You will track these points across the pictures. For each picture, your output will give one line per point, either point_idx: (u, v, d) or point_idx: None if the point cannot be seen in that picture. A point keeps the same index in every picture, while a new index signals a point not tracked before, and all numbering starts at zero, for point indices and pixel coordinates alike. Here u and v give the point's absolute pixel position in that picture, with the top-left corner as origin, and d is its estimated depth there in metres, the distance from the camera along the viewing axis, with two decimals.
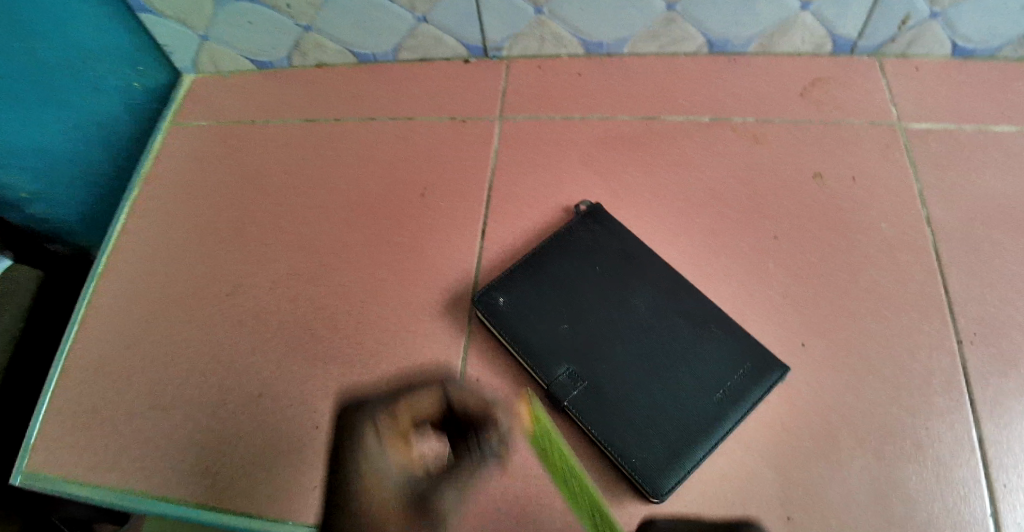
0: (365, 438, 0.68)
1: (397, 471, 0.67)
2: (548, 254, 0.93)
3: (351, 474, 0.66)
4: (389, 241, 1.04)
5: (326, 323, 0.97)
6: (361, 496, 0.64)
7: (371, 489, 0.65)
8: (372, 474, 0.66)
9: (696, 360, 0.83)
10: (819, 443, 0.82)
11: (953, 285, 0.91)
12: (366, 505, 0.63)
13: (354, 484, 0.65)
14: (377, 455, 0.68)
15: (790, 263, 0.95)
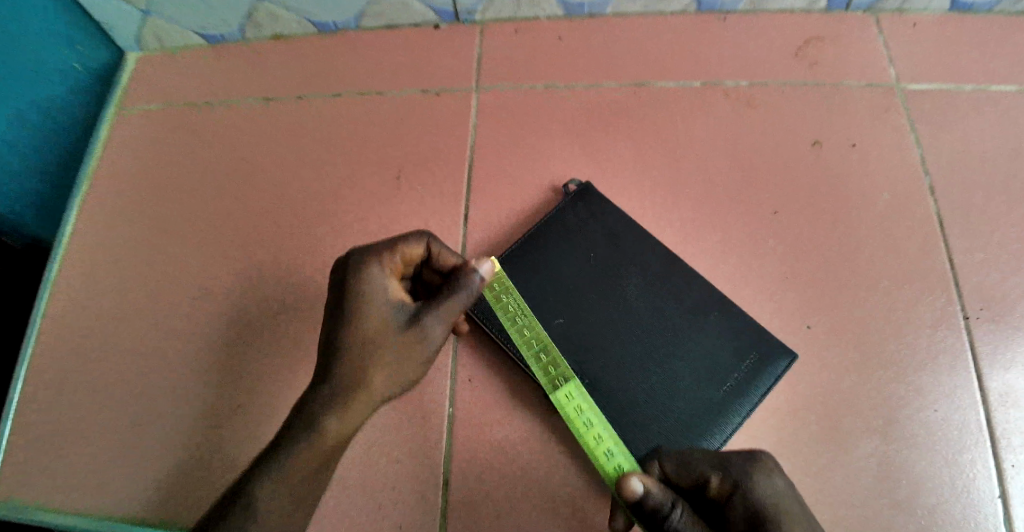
0: (367, 263, 0.75)
1: (390, 303, 0.74)
2: (539, 243, 0.88)
3: (348, 308, 0.73)
4: (364, 232, 0.97)
5: (305, 326, 0.91)
6: (355, 330, 0.72)
7: (364, 318, 0.72)
8: (367, 304, 0.73)
9: (698, 352, 0.80)
10: (826, 428, 0.80)
11: (955, 258, 0.88)
12: (361, 337, 0.71)
13: (352, 304, 0.73)
14: (377, 278, 0.75)
15: (789, 237, 0.91)
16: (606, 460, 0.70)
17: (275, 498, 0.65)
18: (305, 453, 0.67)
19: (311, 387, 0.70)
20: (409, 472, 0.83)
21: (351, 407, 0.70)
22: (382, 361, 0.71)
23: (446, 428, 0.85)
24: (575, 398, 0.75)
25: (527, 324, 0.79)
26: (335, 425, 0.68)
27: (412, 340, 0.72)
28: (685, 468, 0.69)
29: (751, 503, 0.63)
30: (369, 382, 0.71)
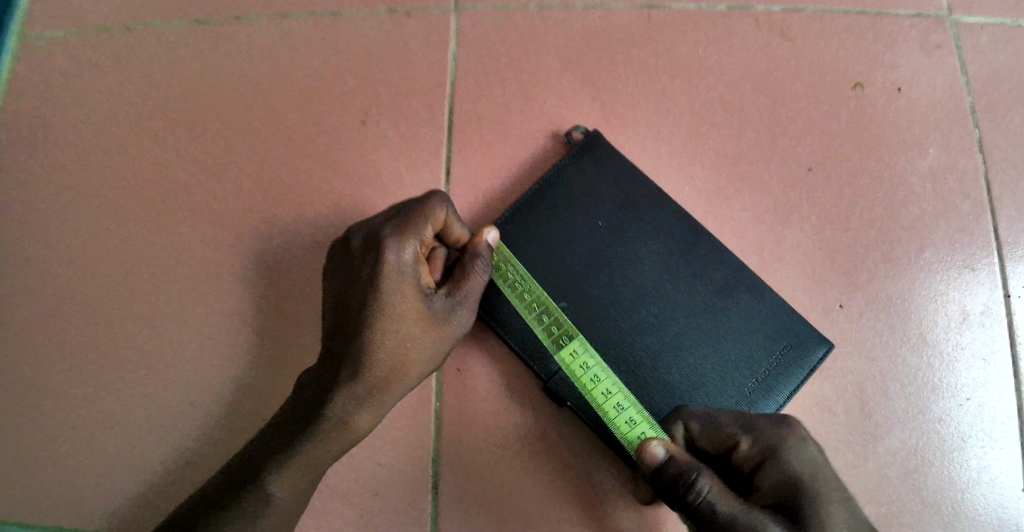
0: (394, 247, 0.66)
1: (420, 290, 0.67)
2: (540, 210, 0.74)
3: (379, 300, 0.66)
4: (330, 190, 0.81)
5: (267, 307, 0.78)
6: (386, 323, 0.67)
7: (397, 311, 0.66)
8: (398, 295, 0.66)
9: (724, 342, 0.71)
10: (853, 419, 0.74)
11: (1003, 224, 0.79)
12: (393, 330, 0.67)
13: (382, 295, 0.66)
14: (406, 266, 0.67)
15: (824, 199, 0.80)
16: (617, 414, 0.63)
17: (299, 491, 0.66)
18: (336, 446, 0.67)
19: (339, 381, 0.67)
20: (394, 476, 0.74)
21: (381, 397, 0.69)
22: (416, 352, 0.68)
23: (433, 425, 0.75)
24: (580, 356, 0.66)
25: (516, 277, 0.71)
26: (369, 417, 0.68)
27: (445, 328, 0.69)
28: (709, 428, 0.61)
29: (783, 474, 0.57)
30: (403, 373, 0.69)
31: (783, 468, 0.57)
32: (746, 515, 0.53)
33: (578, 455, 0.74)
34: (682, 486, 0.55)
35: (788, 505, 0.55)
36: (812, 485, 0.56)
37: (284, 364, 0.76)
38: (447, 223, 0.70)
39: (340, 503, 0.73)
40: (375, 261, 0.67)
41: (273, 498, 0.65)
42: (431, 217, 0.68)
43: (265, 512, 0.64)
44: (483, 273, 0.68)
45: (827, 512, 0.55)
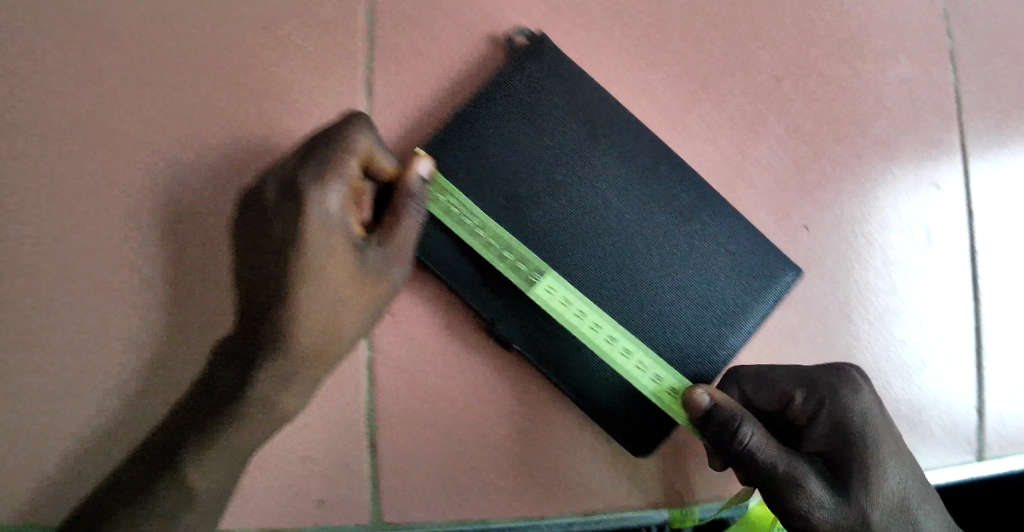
0: (314, 196, 0.55)
1: (349, 242, 0.57)
2: (476, 123, 0.63)
3: (302, 261, 0.56)
4: (222, 106, 0.67)
5: (153, 250, 0.64)
6: (312, 284, 0.57)
7: (324, 272, 0.56)
8: (324, 252, 0.56)
9: (686, 270, 0.64)
10: (817, 348, 0.69)
11: (969, 137, 0.74)
12: (320, 292, 0.57)
13: (305, 255, 0.55)
14: (331, 217, 0.56)
15: (791, 112, 0.72)
16: (611, 347, 0.61)
17: (226, 476, 0.59)
18: (266, 424, 0.59)
19: (261, 355, 0.58)
20: (325, 436, 0.65)
21: (314, 367, 0.60)
22: (350, 313, 0.59)
23: (365, 377, 0.65)
24: (559, 291, 0.61)
25: (463, 207, 0.62)
26: (301, 390, 0.60)
27: (380, 282, 0.60)
28: (767, 385, 0.62)
29: (839, 425, 0.59)
30: (337, 338, 0.60)
31: (836, 418, 0.59)
32: (788, 465, 0.55)
33: (530, 400, 0.67)
34: (728, 430, 0.56)
35: (835, 457, 0.58)
36: (863, 436, 0.58)
37: (180, 317, 0.64)
38: (372, 158, 0.58)
39: (265, 469, 0.65)
40: (292, 213, 0.55)
41: (195, 490, 0.57)
42: (352, 151, 0.56)
43: (192, 505, 0.58)
44: (419, 214, 0.59)
45: (876, 462, 0.57)
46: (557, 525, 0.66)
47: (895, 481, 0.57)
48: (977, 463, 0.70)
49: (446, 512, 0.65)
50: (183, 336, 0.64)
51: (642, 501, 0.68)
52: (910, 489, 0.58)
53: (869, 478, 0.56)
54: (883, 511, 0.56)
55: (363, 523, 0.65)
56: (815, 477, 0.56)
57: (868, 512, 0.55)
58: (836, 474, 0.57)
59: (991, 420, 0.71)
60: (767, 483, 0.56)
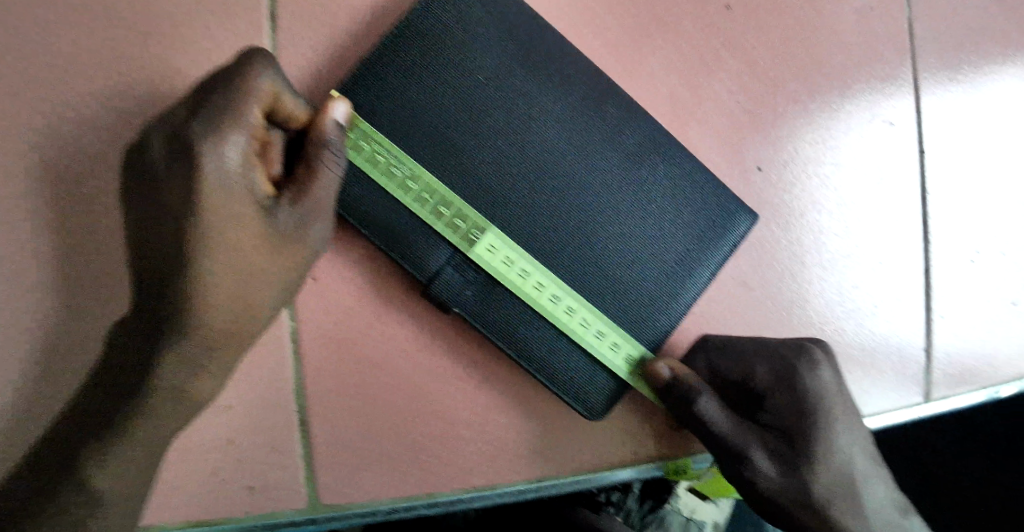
0: (207, 151, 0.46)
1: (256, 204, 0.49)
2: (399, 57, 0.55)
3: (199, 228, 0.47)
4: (93, 41, 0.56)
5: (20, 217, 0.54)
6: (216, 255, 0.48)
7: (228, 239, 0.48)
8: (225, 217, 0.47)
9: (637, 219, 0.60)
10: (770, 295, 0.67)
11: (922, 69, 0.71)
12: (226, 263, 0.49)
13: (202, 220, 0.47)
14: (231, 175, 0.47)
15: (744, 44, 0.67)
16: (555, 306, 0.57)
17: (134, 477, 0.51)
18: (175, 416, 0.51)
19: (161, 338, 0.50)
20: (249, 417, 0.59)
21: (227, 349, 0.52)
22: (266, 285, 0.52)
23: (290, 350, 0.59)
24: (501, 250, 0.56)
25: (390, 155, 0.55)
26: (213, 375, 0.52)
27: (298, 248, 0.52)
28: (733, 356, 0.61)
29: (797, 402, 0.59)
30: (252, 314, 0.52)
31: (797, 397, 0.59)
32: (737, 442, 0.58)
33: (475, 365, 0.62)
34: (686, 405, 0.58)
35: (790, 432, 0.59)
36: (820, 414, 0.59)
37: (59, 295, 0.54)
38: (277, 100, 0.49)
39: (182, 459, 0.58)
40: (183, 170, 0.47)
41: (99, 494, 0.50)
42: (253, 93, 0.47)
43: (97, 511, 0.51)
44: (337, 167, 0.51)
45: (825, 439, 0.59)
46: (508, 493, 0.62)
47: (842, 449, 0.60)
48: (925, 404, 0.70)
49: (389, 489, 0.60)
50: (65, 317, 0.54)
51: (600, 465, 0.64)
52: (856, 454, 0.61)
53: (816, 453, 0.59)
54: (822, 483, 0.60)
55: (299, 508, 0.59)
56: (762, 452, 0.58)
57: (808, 482, 0.59)
58: (786, 448, 0.59)
59: (939, 360, 0.71)
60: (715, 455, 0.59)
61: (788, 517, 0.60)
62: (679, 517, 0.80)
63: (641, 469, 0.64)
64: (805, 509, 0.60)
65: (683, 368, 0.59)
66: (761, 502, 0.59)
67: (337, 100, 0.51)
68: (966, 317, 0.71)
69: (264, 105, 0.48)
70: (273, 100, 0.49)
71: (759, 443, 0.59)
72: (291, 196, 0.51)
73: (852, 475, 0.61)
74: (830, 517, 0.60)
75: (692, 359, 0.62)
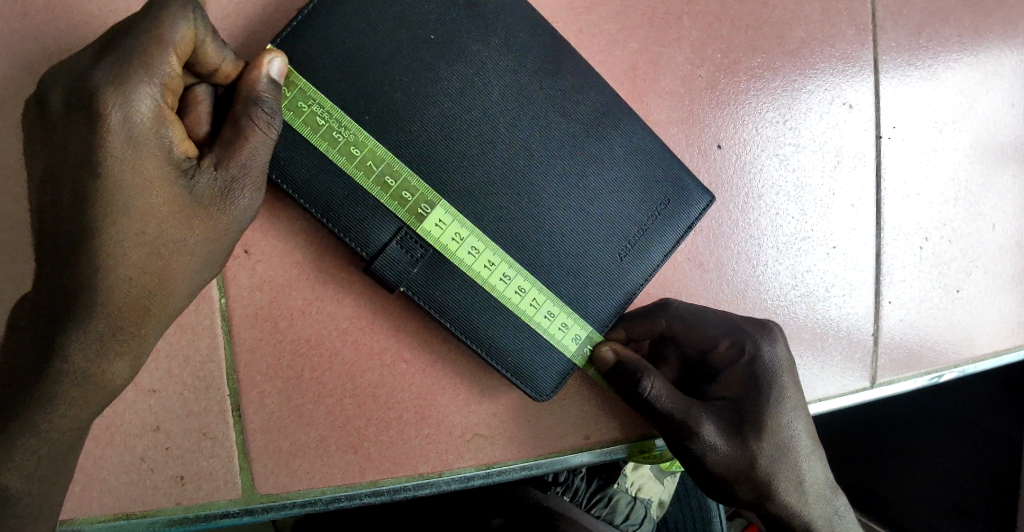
0: (113, 100, 0.42)
1: (173, 163, 0.45)
2: (337, 11, 0.50)
3: (104, 187, 0.43)
4: None
5: None
6: (122, 222, 0.44)
7: (135, 205, 0.44)
8: (135, 175, 0.43)
9: (593, 195, 0.57)
10: (725, 276, 0.66)
11: (882, 51, 0.71)
12: (136, 227, 0.44)
13: (108, 178, 0.43)
14: (141, 129, 0.43)
15: (708, 14, 0.65)
16: (505, 286, 0.55)
17: (48, 472, 0.45)
18: (88, 402, 0.45)
19: (62, 314, 0.44)
20: (176, 402, 0.55)
21: (145, 327, 0.47)
22: (187, 256, 0.47)
23: (221, 330, 0.55)
24: (450, 226, 0.53)
25: (332, 121, 0.50)
26: (126, 357, 0.46)
27: (224, 216, 0.47)
28: (693, 326, 0.60)
29: (752, 374, 0.57)
30: (172, 288, 0.47)
31: (753, 370, 0.57)
32: (684, 410, 0.56)
33: (422, 347, 0.59)
34: (633, 383, 0.56)
35: (742, 406, 0.57)
36: (773, 390, 0.57)
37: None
38: (198, 51, 0.44)
39: (103, 447, 0.53)
40: (86, 127, 0.42)
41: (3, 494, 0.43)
42: (167, 41, 0.42)
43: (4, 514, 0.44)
44: (271, 130, 0.47)
45: (775, 414, 0.57)
46: (455, 481, 0.59)
47: (796, 428, 0.58)
48: (871, 389, 0.71)
49: (330, 478, 0.57)
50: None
51: (552, 450, 0.62)
52: (802, 435, 0.58)
53: (766, 425, 0.56)
54: (766, 460, 0.56)
55: (235, 499, 0.56)
56: (712, 423, 0.55)
57: (759, 456, 0.56)
58: (737, 422, 0.56)
59: (886, 345, 0.72)
60: (660, 422, 0.56)
61: (739, 494, 0.57)
62: (626, 497, 0.80)
63: (598, 452, 0.63)
64: (746, 485, 0.56)
65: (630, 351, 0.58)
66: (712, 479, 0.56)
67: (272, 55, 0.47)
68: (912, 302, 0.72)
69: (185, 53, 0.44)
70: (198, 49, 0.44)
71: (707, 411, 0.56)
72: (214, 161, 0.46)
73: (803, 452, 0.58)
74: (779, 495, 0.57)
75: (653, 320, 0.61)
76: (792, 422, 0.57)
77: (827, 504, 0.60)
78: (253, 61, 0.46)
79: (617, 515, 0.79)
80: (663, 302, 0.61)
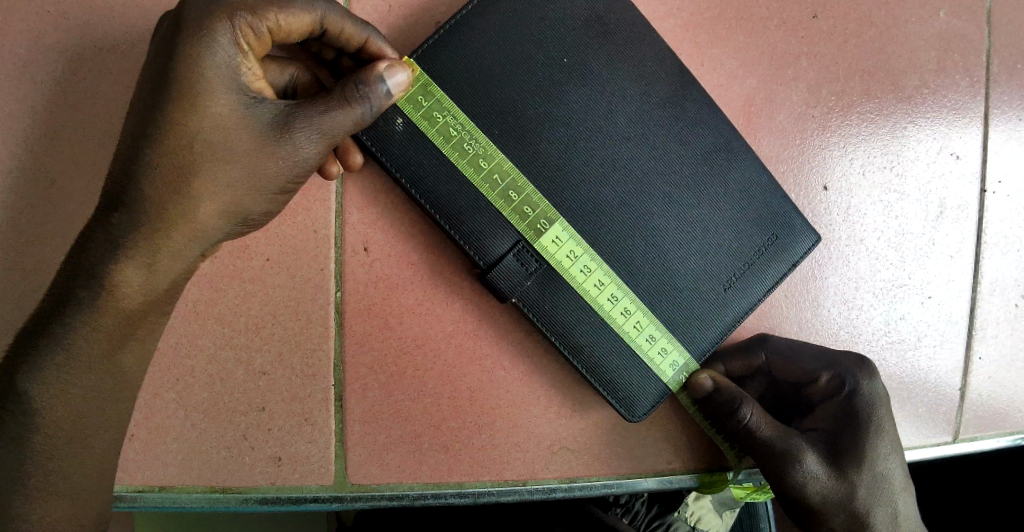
0: (194, 31, 0.43)
1: (239, 90, 0.45)
2: (482, 33, 0.53)
3: (168, 88, 0.44)
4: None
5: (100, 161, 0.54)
6: (167, 141, 0.44)
7: (185, 128, 0.44)
8: (198, 85, 0.44)
9: (704, 227, 0.58)
10: (817, 317, 0.66)
11: (993, 104, 0.70)
12: (180, 147, 0.44)
13: (174, 80, 0.44)
14: (217, 56, 0.44)
15: (825, 56, 0.66)
16: (611, 306, 0.56)
17: (69, 411, 0.46)
18: (102, 316, 0.45)
19: (106, 218, 0.45)
20: (284, 385, 0.57)
21: (161, 245, 0.45)
22: (213, 180, 0.45)
23: (334, 321, 0.58)
24: (566, 242, 0.55)
25: (467, 135, 0.53)
26: (137, 270, 0.45)
27: (269, 157, 0.46)
28: (791, 359, 0.60)
29: (850, 408, 0.58)
30: (196, 210, 0.45)
31: (851, 404, 0.58)
32: (784, 443, 0.56)
33: (519, 357, 0.61)
34: (729, 412, 0.57)
35: (839, 438, 0.57)
36: (871, 425, 0.57)
37: (48, 280, 0.54)
38: (319, 24, 0.48)
39: (213, 420, 0.56)
40: (169, 49, 0.44)
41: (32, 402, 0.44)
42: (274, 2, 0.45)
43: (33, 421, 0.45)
44: (356, 111, 0.46)
45: (872, 447, 0.57)
46: (539, 491, 0.60)
47: (892, 464, 0.57)
48: (953, 443, 0.69)
49: (418, 474, 0.59)
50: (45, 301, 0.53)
51: (632, 471, 0.62)
52: (898, 471, 0.58)
53: (863, 458, 0.56)
54: (864, 492, 0.56)
55: (326, 485, 0.58)
56: (811, 455, 0.56)
57: (856, 490, 0.56)
58: (835, 455, 0.57)
59: (973, 400, 0.70)
60: (757, 453, 0.56)
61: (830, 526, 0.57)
62: (685, 526, 0.80)
63: (664, 479, 0.63)
64: (843, 517, 0.56)
65: (726, 380, 0.59)
66: (805, 510, 0.56)
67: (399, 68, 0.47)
68: (1005, 360, 0.70)
69: (315, 26, 0.48)
70: (334, 31, 0.49)
71: (805, 443, 0.56)
72: (287, 111, 0.46)
73: (898, 488, 0.58)
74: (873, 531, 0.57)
75: (750, 353, 0.61)
76: (888, 458, 0.57)
77: None
78: (383, 64, 0.46)
79: None
80: (761, 336, 0.62)
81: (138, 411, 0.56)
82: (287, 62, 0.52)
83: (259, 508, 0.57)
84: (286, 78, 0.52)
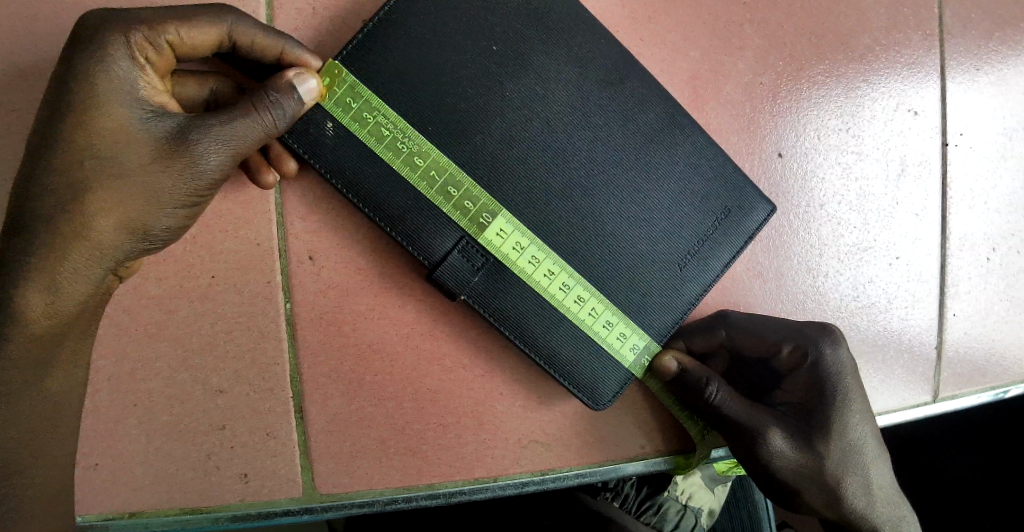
0: (90, 48, 0.44)
1: (137, 104, 0.45)
2: (405, 27, 0.51)
3: (61, 106, 0.43)
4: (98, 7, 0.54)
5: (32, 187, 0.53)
6: (61, 157, 0.43)
7: (81, 143, 0.43)
8: (95, 100, 0.43)
9: (654, 205, 0.57)
10: (782, 287, 0.65)
11: (949, 56, 0.68)
12: (76, 163, 0.43)
13: (67, 98, 0.43)
14: (114, 71, 0.44)
15: (771, 21, 0.64)
16: (564, 296, 0.55)
17: (45, 411, 0.47)
18: (18, 340, 0.44)
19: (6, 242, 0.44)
20: (243, 402, 0.56)
21: (63, 266, 0.44)
22: (112, 196, 0.44)
23: (287, 332, 0.57)
24: (511, 234, 0.53)
25: (401, 133, 0.51)
26: (40, 297, 0.44)
27: (170, 169, 0.45)
28: (754, 333, 0.59)
29: (817, 377, 0.56)
30: (94, 227, 0.44)
31: (817, 374, 0.57)
32: (752, 417, 0.54)
33: (479, 352, 0.60)
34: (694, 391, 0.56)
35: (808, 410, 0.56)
36: (838, 394, 0.56)
37: None
38: (225, 37, 0.48)
39: (175, 441, 0.56)
40: (65, 66, 0.44)
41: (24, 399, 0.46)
42: (173, 18, 0.46)
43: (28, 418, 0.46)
44: (259, 119, 0.46)
45: (840, 416, 0.56)
46: (510, 486, 0.59)
47: (861, 432, 0.56)
48: (933, 403, 0.68)
49: (388, 479, 0.58)
50: None
51: (606, 458, 0.62)
52: (867, 438, 0.57)
53: (832, 429, 0.55)
54: (834, 463, 0.55)
55: (295, 497, 0.57)
56: (780, 429, 0.54)
57: (826, 461, 0.55)
58: (805, 427, 0.55)
59: (950, 357, 0.69)
60: (726, 431, 0.55)
61: (804, 500, 0.55)
62: (676, 504, 0.78)
63: (651, 462, 0.62)
64: (816, 490, 0.55)
65: (690, 359, 0.58)
66: (777, 485, 0.55)
67: (303, 76, 0.48)
68: (979, 314, 0.69)
69: (223, 39, 0.48)
70: (243, 42, 0.49)
71: (773, 417, 0.55)
72: (187, 121, 0.45)
73: (869, 455, 0.57)
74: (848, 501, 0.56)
75: (712, 331, 0.60)
76: (857, 426, 0.56)
77: (897, 508, 0.58)
78: (287, 74, 0.48)
79: (667, 523, 0.77)
80: (723, 313, 0.61)
81: (99, 439, 0.55)
82: (205, 75, 0.51)
83: (230, 526, 0.56)
84: (204, 91, 0.51)
